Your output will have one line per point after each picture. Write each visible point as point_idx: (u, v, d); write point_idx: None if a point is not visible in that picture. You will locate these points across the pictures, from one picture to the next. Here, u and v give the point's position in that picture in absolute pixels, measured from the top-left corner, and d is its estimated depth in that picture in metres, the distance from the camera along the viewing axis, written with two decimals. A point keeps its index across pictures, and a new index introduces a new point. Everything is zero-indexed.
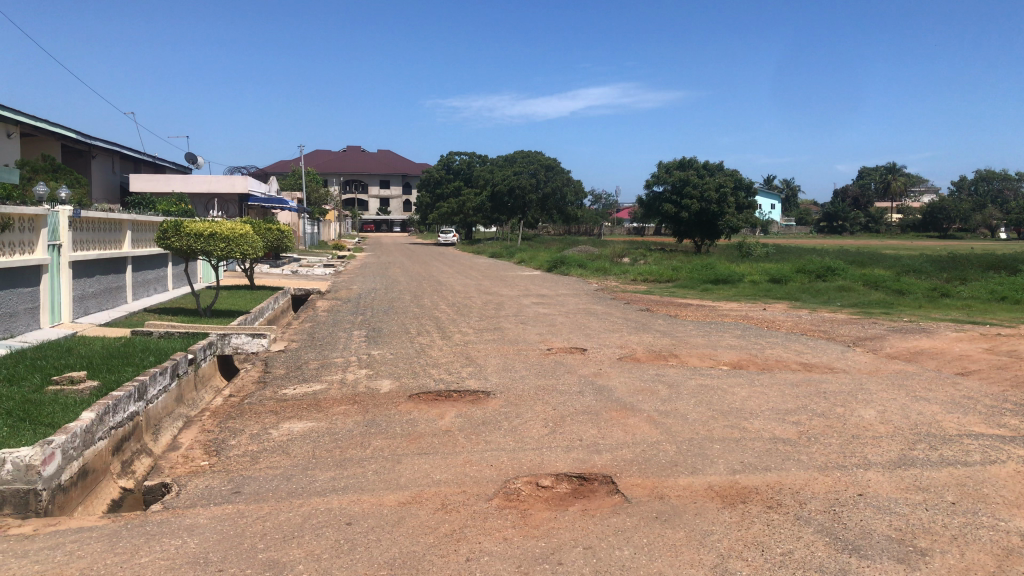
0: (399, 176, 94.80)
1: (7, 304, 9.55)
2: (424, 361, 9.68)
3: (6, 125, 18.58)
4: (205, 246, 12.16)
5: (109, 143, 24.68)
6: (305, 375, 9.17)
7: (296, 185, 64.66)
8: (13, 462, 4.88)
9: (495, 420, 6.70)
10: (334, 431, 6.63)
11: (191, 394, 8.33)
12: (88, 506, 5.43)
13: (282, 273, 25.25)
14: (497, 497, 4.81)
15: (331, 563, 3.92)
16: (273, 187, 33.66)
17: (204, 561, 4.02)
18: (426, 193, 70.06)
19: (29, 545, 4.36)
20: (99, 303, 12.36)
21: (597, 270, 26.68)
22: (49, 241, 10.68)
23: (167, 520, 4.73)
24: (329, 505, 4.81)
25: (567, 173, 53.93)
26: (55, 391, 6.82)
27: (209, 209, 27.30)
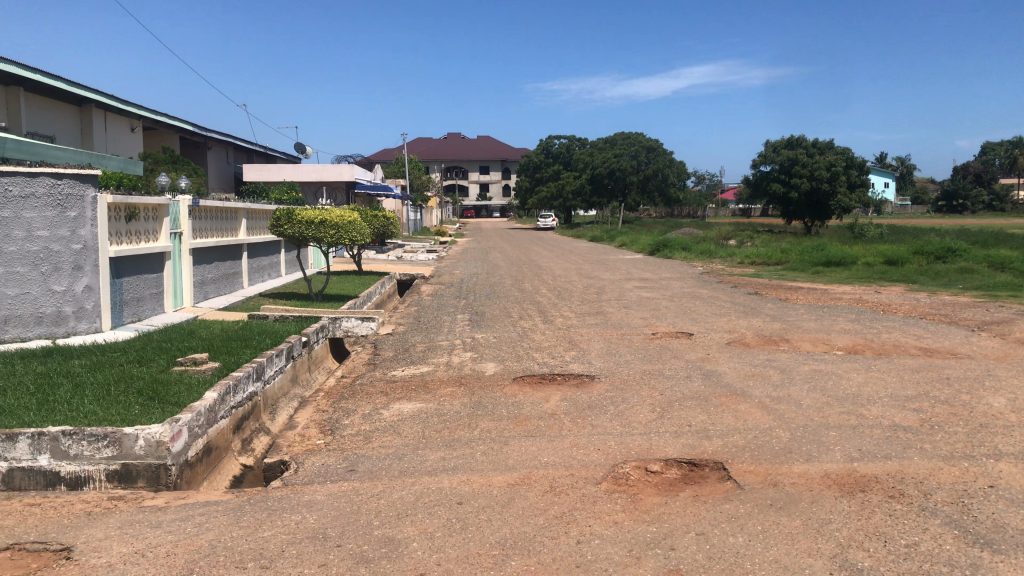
0: (499, 161, 95.43)
1: (135, 289, 10.14)
2: (527, 345, 9.73)
3: (130, 118, 19.57)
4: (315, 233, 12.54)
5: (224, 135, 25.70)
6: (413, 358, 9.37)
7: (399, 172, 65.90)
8: (145, 438, 5.28)
9: (602, 404, 6.69)
10: (443, 412, 6.77)
11: (305, 375, 8.67)
12: (213, 481, 5.79)
13: (388, 258, 25.79)
14: (606, 481, 4.81)
15: (444, 542, 4.00)
16: (379, 175, 34.35)
17: (322, 536, 4.17)
18: (526, 177, 70.36)
19: (163, 517, 4.67)
20: (218, 289, 12.98)
21: (702, 253, 26.14)
22: (171, 230, 11.23)
23: (287, 496, 4.93)
24: (440, 484, 4.90)
25: (670, 153, 52.73)
26: (181, 371, 7.21)
27: (318, 197, 28.17)
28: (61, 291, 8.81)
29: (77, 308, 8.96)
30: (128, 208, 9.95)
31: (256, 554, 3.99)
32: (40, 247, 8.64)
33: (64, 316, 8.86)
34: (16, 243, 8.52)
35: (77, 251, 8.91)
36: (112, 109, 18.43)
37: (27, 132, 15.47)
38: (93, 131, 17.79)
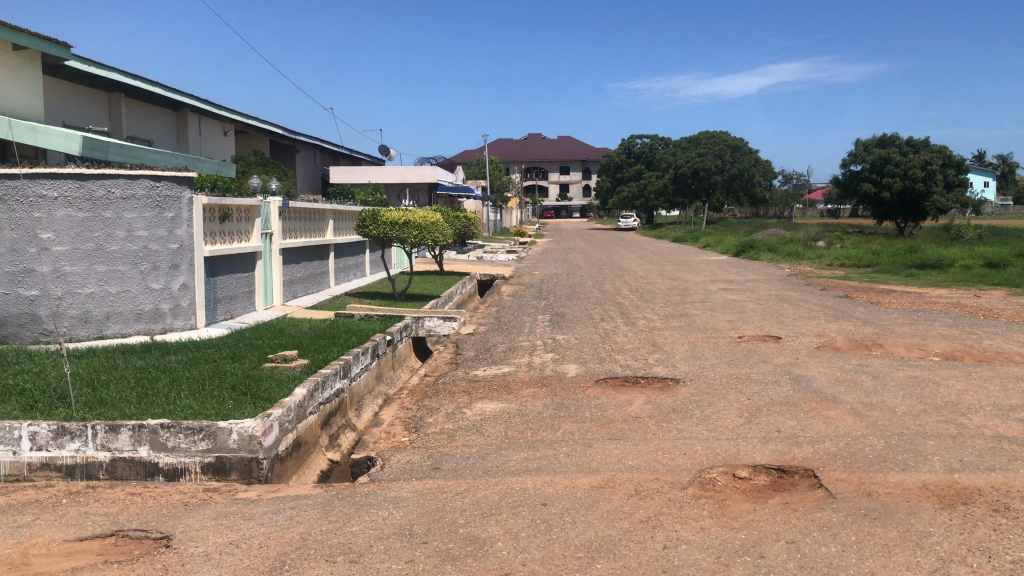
0: (580, 162, 95.21)
1: (228, 288, 10.49)
2: (610, 347, 9.67)
3: (223, 123, 20.23)
4: (399, 234, 12.74)
5: (312, 138, 26.34)
6: (494, 358, 9.42)
7: (480, 173, 66.40)
8: (238, 432, 5.46)
9: (687, 408, 6.60)
10: (525, 413, 6.78)
11: (389, 373, 8.82)
12: (302, 475, 5.95)
13: (469, 259, 26.02)
14: (692, 486, 4.73)
15: (529, 542, 4.00)
16: (460, 177, 34.68)
17: (409, 533, 4.23)
18: (607, 177, 70.00)
19: (256, 509, 4.82)
20: (305, 288, 13.32)
21: (789, 254, 25.53)
22: (262, 230, 11.57)
23: (374, 491, 5.02)
24: (524, 485, 4.91)
25: (757, 152, 51.98)
26: (271, 367, 7.42)
27: (401, 198, 28.61)
28: (159, 289, 9.18)
29: (174, 306, 9.32)
30: (222, 209, 10.29)
31: (345, 548, 4.07)
32: (140, 246, 9.02)
33: (162, 313, 9.23)
34: (118, 243, 8.91)
35: (174, 250, 9.26)
36: (206, 114, 19.09)
37: (126, 137, 16.15)
38: (188, 134, 18.47)
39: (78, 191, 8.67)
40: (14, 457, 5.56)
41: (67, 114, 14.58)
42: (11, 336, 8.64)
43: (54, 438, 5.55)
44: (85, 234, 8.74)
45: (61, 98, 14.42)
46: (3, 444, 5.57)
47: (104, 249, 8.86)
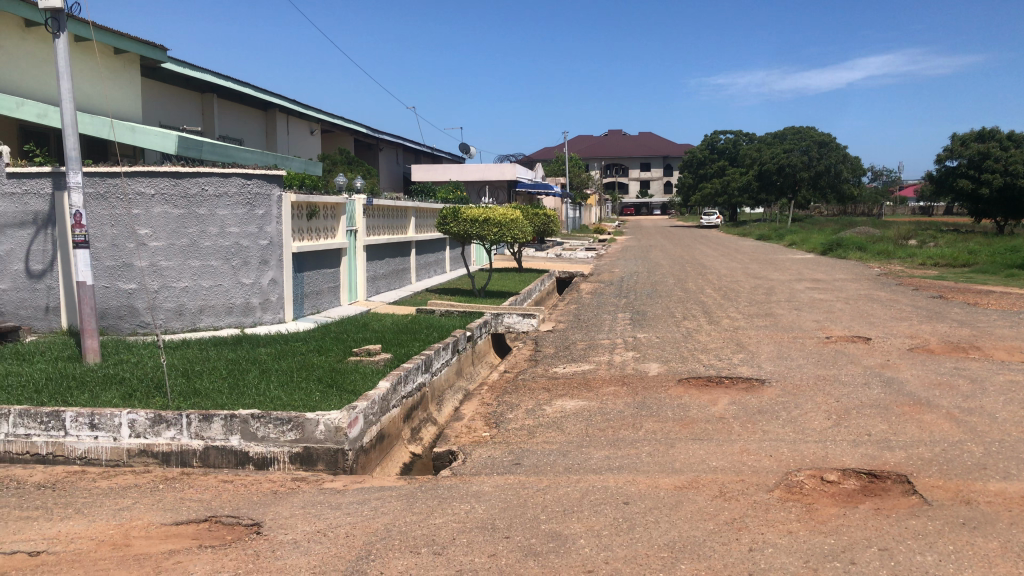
0: (661, 158, 94.17)
1: (315, 283, 10.76)
2: (692, 346, 9.54)
3: (309, 122, 20.71)
4: (480, 231, 12.83)
5: (395, 136, 26.74)
6: (574, 355, 9.40)
7: (560, 170, 66.27)
8: (325, 423, 5.60)
9: (773, 409, 6.46)
10: (606, 411, 6.76)
11: (469, 368, 8.91)
12: (385, 467, 6.07)
13: (548, 256, 26.05)
14: (779, 489, 4.64)
15: (611, 540, 3.99)
16: (540, 174, 34.72)
17: (491, 527, 4.27)
18: (688, 174, 69.04)
19: (342, 499, 4.93)
20: (388, 284, 13.56)
21: (879, 253, 24.73)
22: (347, 227, 11.82)
23: (456, 485, 5.07)
24: (606, 483, 4.89)
25: (845, 147, 49.90)
26: (356, 361, 7.58)
27: (482, 195, 28.82)
28: (249, 283, 9.47)
29: (263, 300, 9.60)
30: (309, 206, 10.56)
31: (429, 540, 4.13)
32: (231, 242, 9.32)
33: (252, 307, 9.52)
34: (211, 239, 9.22)
35: (263, 246, 9.53)
36: (294, 113, 19.57)
37: (218, 136, 16.69)
38: (277, 133, 18.99)
39: (173, 188, 9.01)
40: (115, 443, 5.83)
41: (164, 115, 15.17)
42: (110, 328, 9.07)
43: (151, 425, 5.79)
44: (180, 230, 9.08)
45: (158, 100, 15.01)
46: (104, 430, 5.84)
47: (198, 244, 9.18)
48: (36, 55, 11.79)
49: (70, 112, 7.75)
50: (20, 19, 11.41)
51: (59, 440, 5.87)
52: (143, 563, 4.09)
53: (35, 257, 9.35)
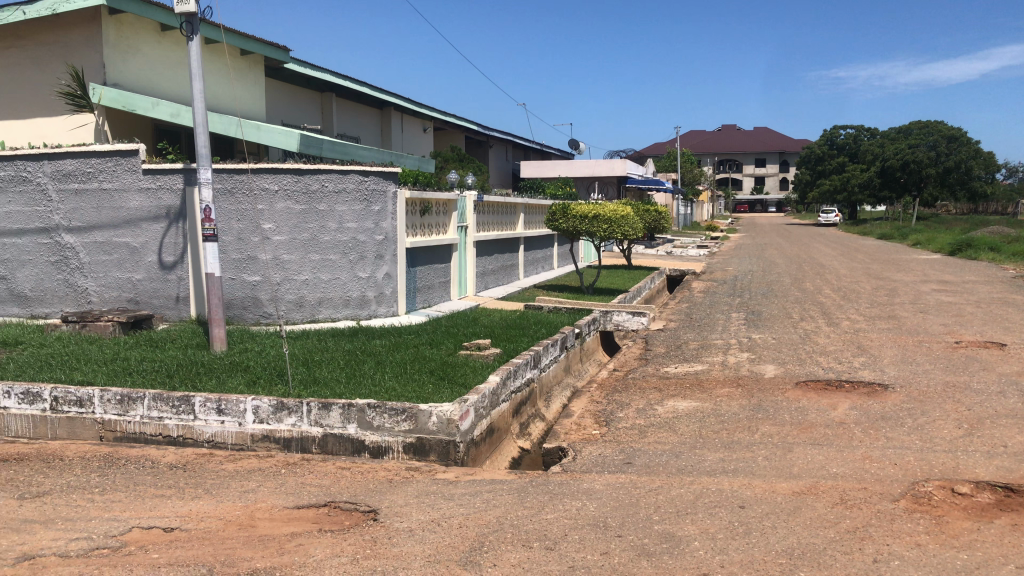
0: (776, 154, 91.54)
1: (426, 278, 10.97)
2: (810, 348, 9.23)
3: (422, 120, 21.08)
4: (589, 227, 12.80)
5: (505, 133, 26.94)
6: (686, 355, 9.25)
7: (670, 166, 65.26)
8: (438, 415, 5.70)
9: (898, 416, 6.19)
10: (720, 413, 6.62)
11: (578, 365, 8.90)
12: (494, 460, 6.14)
13: (658, 253, 25.73)
14: (905, 499, 4.44)
15: (727, 544, 3.91)
16: (651, 170, 34.33)
17: (603, 525, 4.25)
18: (805, 170, 66.87)
19: (455, 490, 5.01)
20: (497, 279, 13.71)
21: (1015, 254, 23.29)
22: (458, 223, 11.99)
23: (568, 482, 5.07)
24: (720, 486, 4.79)
25: (977, 141, 47.01)
26: (466, 355, 7.68)
27: (591, 191, 28.73)
28: (365, 277, 9.73)
29: (377, 294, 9.85)
30: (422, 203, 10.76)
31: (541, 535, 4.15)
32: (349, 237, 9.59)
33: (367, 300, 9.78)
34: (330, 234, 9.52)
35: (379, 242, 9.77)
36: (408, 111, 19.98)
37: (336, 133, 17.21)
38: (392, 130, 19.44)
39: (295, 184, 9.36)
40: (240, 428, 6.10)
41: (286, 114, 15.75)
42: (236, 317, 9.54)
43: (274, 412, 6.04)
44: (301, 225, 9.42)
45: (281, 99, 15.60)
46: (230, 415, 6.12)
47: (318, 239, 9.49)
48: (170, 57, 12.43)
49: (202, 111, 8.15)
50: (156, 23, 12.05)
51: (189, 423, 6.19)
52: (267, 544, 4.27)
53: (167, 249, 9.87)
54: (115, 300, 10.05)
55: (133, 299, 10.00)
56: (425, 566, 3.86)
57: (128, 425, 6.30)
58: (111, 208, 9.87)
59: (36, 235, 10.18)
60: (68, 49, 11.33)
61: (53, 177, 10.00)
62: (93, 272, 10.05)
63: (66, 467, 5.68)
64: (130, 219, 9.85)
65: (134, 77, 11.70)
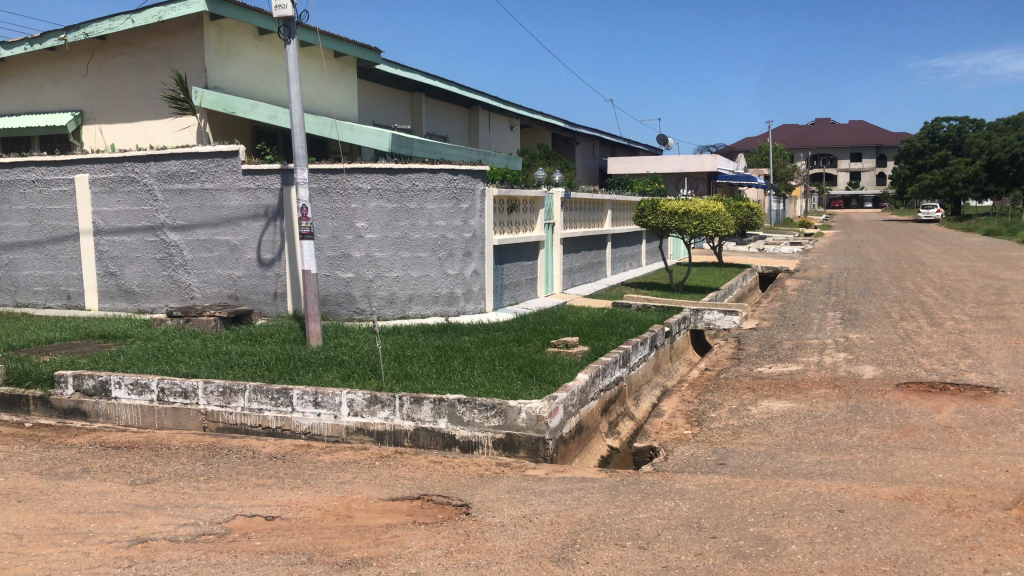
0: (873, 148, 88.45)
1: (514, 275, 11.03)
2: (912, 349, 8.90)
3: (509, 118, 21.19)
4: (679, 224, 12.64)
5: (592, 130, 26.82)
6: (780, 355, 9.03)
7: (761, 161, 63.80)
8: (527, 412, 5.74)
9: (1008, 421, 5.91)
10: (817, 414, 6.45)
11: (668, 364, 8.82)
12: (583, 459, 6.14)
13: (749, 250, 25.20)
14: (1017, 508, 4.24)
15: (826, 549, 3.82)
16: (741, 164, 33.62)
17: (697, 526, 4.20)
18: (905, 164, 64.41)
19: (546, 486, 5.04)
20: (584, 277, 13.68)
21: None
22: (545, 221, 12.01)
23: (659, 481, 5.03)
24: (818, 489, 4.68)
25: None
26: (555, 352, 7.70)
27: (680, 187, 28.34)
28: (454, 275, 9.85)
29: (466, 291, 9.96)
30: (510, 200, 10.82)
31: (634, 534, 4.13)
32: (439, 235, 9.73)
33: (456, 297, 9.90)
34: (420, 232, 9.67)
35: (468, 239, 9.88)
36: (496, 109, 20.10)
37: (425, 132, 17.47)
38: (480, 129, 19.63)
39: (387, 183, 9.54)
40: (335, 420, 6.26)
41: (377, 114, 16.07)
42: (330, 313, 9.79)
43: (367, 405, 6.18)
44: (392, 223, 9.60)
45: (372, 100, 15.92)
46: (326, 408, 6.30)
47: (408, 237, 9.65)
48: (268, 61, 12.83)
49: (299, 112, 8.40)
50: (255, 28, 12.46)
51: (287, 415, 6.39)
52: (364, 534, 4.37)
53: (265, 247, 10.20)
54: (216, 296, 10.44)
55: (232, 296, 10.37)
56: (518, 561, 3.89)
57: (229, 417, 6.54)
58: (213, 208, 10.27)
59: (144, 233, 10.66)
60: (172, 54, 11.83)
61: (159, 178, 10.45)
62: (196, 269, 10.47)
63: (173, 455, 5.94)
64: (230, 217, 10.23)
65: (233, 80, 12.13)
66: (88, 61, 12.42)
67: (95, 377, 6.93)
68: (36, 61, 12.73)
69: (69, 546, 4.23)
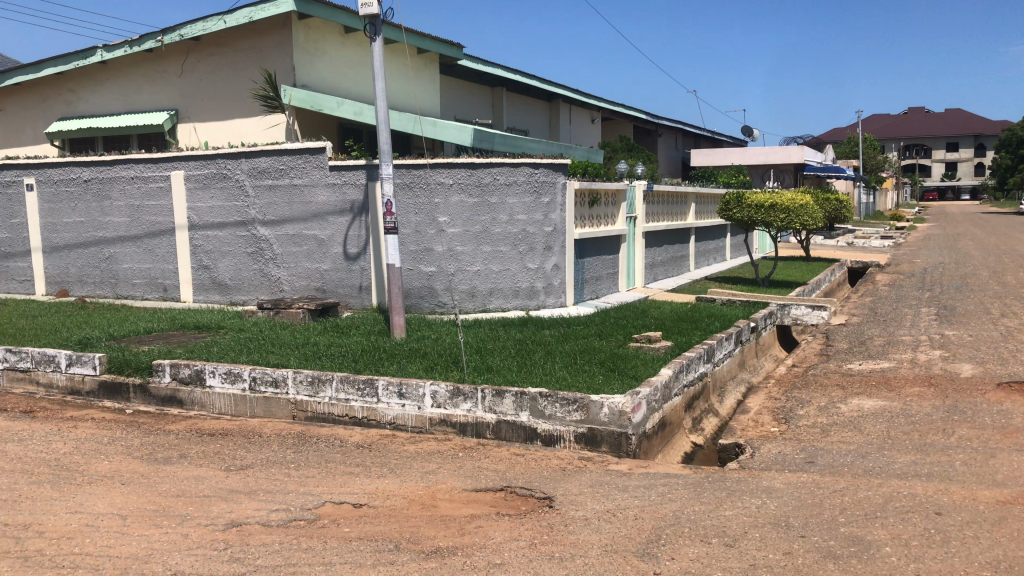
0: (971, 137, 84.74)
1: (595, 269, 11.00)
2: (1013, 347, 8.51)
3: (590, 110, 21.08)
4: (765, 217, 12.40)
5: (675, 121, 26.46)
6: (871, 352, 8.76)
7: (851, 152, 61.85)
8: (610, 406, 5.71)
9: None
10: (911, 413, 6.24)
11: (753, 360, 8.68)
12: (667, 455, 6.10)
13: (838, 244, 24.49)
14: None
15: (923, 552, 3.70)
16: (830, 156, 32.67)
17: (785, 524, 4.12)
18: (1006, 154, 61.51)
19: (630, 481, 5.02)
20: (667, 271, 13.53)
21: None
22: (627, 214, 11.92)
23: (745, 479, 4.95)
24: (913, 490, 4.53)
25: None
26: (637, 347, 7.64)
27: (765, 180, 27.73)
28: (534, 268, 9.89)
29: (546, 284, 9.99)
30: (591, 194, 10.78)
31: (720, 531, 4.07)
32: (519, 229, 9.78)
33: (536, 290, 9.93)
34: (501, 226, 9.74)
35: (548, 233, 9.90)
36: (577, 103, 20.03)
37: (506, 127, 17.54)
38: (561, 123, 19.59)
39: (469, 178, 9.63)
40: (419, 411, 6.36)
41: (459, 109, 16.21)
42: (413, 306, 9.90)
43: (450, 397, 6.26)
44: (474, 218, 9.69)
45: (454, 95, 16.07)
46: (410, 399, 6.40)
47: (489, 231, 9.73)
48: (353, 58, 13.08)
49: (384, 109, 8.54)
50: (340, 26, 12.71)
51: (373, 405, 6.53)
52: (449, 524, 4.44)
53: (351, 241, 10.42)
54: (304, 289, 10.73)
55: (320, 288, 10.63)
56: (603, 555, 3.89)
57: (318, 406, 6.72)
58: (301, 203, 10.54)
59: (235, 228, 11.01)
60: (263, 54, 12.17)
61: (250, 174, 10.78)
62: (285, 263, 10.78)
63: (265, 443, 6.13)
64: (318, 212, 10.49)
65: (320, 78, 12.41)
66: (183, 62, 12.89)
67: (191, 366, 7.20)
68: (134, 63, 13.28)
69: (169, 528, 4.41)
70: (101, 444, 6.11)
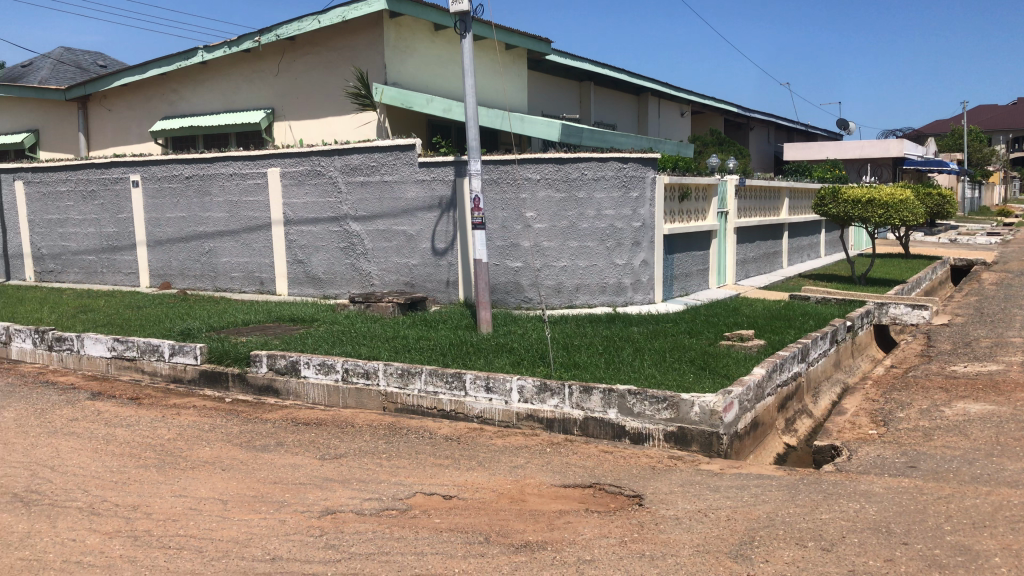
0: None
1: (684, 265, 10.84)
2: None
3: (679, 104, 20.77)
4: (863, 213, 11.99)
5: (767, 114, 25.83)
6: (976, 354, 8.38)
7: (954, 145, 59.21)
8: (700, 405, 5.63)
9: None
10: (1021, 419, 5.94)
11: (849, 360, 8.41)
12: (759, 456, 5.97)
13: (940, 241, 23.49)
14: None
15: None
16: (932, 149, 31.32)
17: (887, 530, 3.99)
18: None
19: (721, 482, 4.93)
20: (758, 268, 13.23)
21: None
22: (717, 209, 11.71)
23: (842, 482, 4.81)
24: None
25: None
26: (728, 345, 7.50)
27: (862, 174, 26.81)
28: (622, 264, 9.75)
29: (634, 281, 9.82)
30: (681, 189, 10.63)
31: (817, 535, 3.97)
32: (607, 224, 9.67)
33: (624, 287, 9.79)
34: (589, 221, 9.68)
35: (637, 229, 9.72)
36: (666, 96, 19.76)
37: (593, 121, 17.45)
38: (649, 117, 19.36)
39: (556, 173, 9.63)
40: (506, 406, 6.40)
41: (546, 104, 16.21)
42: (499, 301, 10.03)
43: (537, 392, 6.28)
44: (561, 213, 9.69)
45: (541, 90, 16.07)
46: (498, 393, 6.45)
47: (577, 227, 9.69)
48: (442, 55, 13.22)
49: (472, 106, 8.61)
50: (430, 24, 12.87)
51: (461, 399, 6.60)
52: (538, 519, 4.45)
53: (440, 236, 10.55)
54: (394, 283, 10.92)
55: (409, 283, 10.80)
56: (694, 555, 3.84)
57: (407, 398, 6.84)
58: (392, 199, 10.73)
59: (328, 223, 11.29)
60: (355, 52, 12.43)
61: (343, 170, 11.03)
62: (375, 257, 10.99)
63: (357, 433, 6.28)
64: (407, 208, 10.65)
65: (410, 75, 12.59)
66: (279, 62, 13.27)
67: (286, 357, 7.42)
68: (233, 63, 13.74)
69: (267, 513, 4.56)
70: (202, 430, 6.36)
